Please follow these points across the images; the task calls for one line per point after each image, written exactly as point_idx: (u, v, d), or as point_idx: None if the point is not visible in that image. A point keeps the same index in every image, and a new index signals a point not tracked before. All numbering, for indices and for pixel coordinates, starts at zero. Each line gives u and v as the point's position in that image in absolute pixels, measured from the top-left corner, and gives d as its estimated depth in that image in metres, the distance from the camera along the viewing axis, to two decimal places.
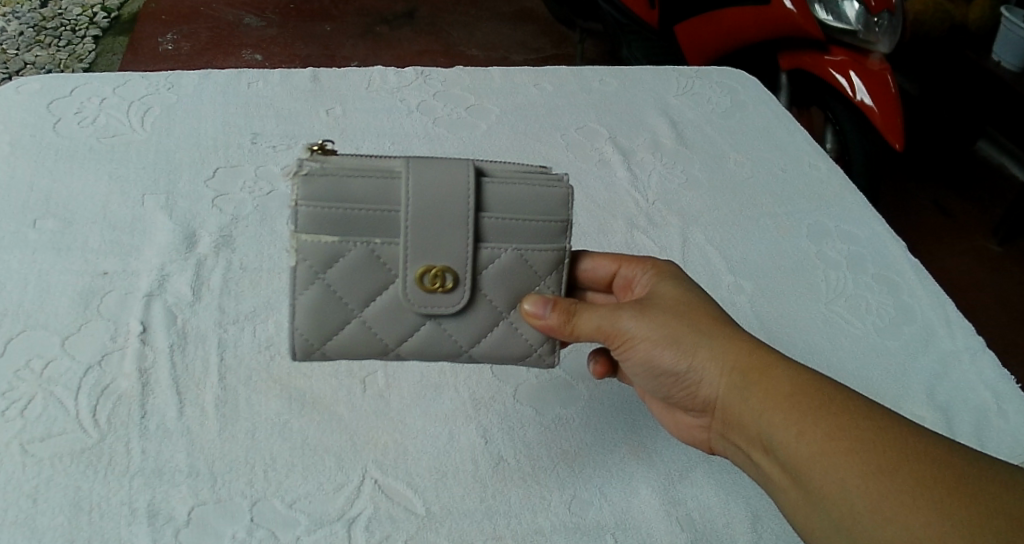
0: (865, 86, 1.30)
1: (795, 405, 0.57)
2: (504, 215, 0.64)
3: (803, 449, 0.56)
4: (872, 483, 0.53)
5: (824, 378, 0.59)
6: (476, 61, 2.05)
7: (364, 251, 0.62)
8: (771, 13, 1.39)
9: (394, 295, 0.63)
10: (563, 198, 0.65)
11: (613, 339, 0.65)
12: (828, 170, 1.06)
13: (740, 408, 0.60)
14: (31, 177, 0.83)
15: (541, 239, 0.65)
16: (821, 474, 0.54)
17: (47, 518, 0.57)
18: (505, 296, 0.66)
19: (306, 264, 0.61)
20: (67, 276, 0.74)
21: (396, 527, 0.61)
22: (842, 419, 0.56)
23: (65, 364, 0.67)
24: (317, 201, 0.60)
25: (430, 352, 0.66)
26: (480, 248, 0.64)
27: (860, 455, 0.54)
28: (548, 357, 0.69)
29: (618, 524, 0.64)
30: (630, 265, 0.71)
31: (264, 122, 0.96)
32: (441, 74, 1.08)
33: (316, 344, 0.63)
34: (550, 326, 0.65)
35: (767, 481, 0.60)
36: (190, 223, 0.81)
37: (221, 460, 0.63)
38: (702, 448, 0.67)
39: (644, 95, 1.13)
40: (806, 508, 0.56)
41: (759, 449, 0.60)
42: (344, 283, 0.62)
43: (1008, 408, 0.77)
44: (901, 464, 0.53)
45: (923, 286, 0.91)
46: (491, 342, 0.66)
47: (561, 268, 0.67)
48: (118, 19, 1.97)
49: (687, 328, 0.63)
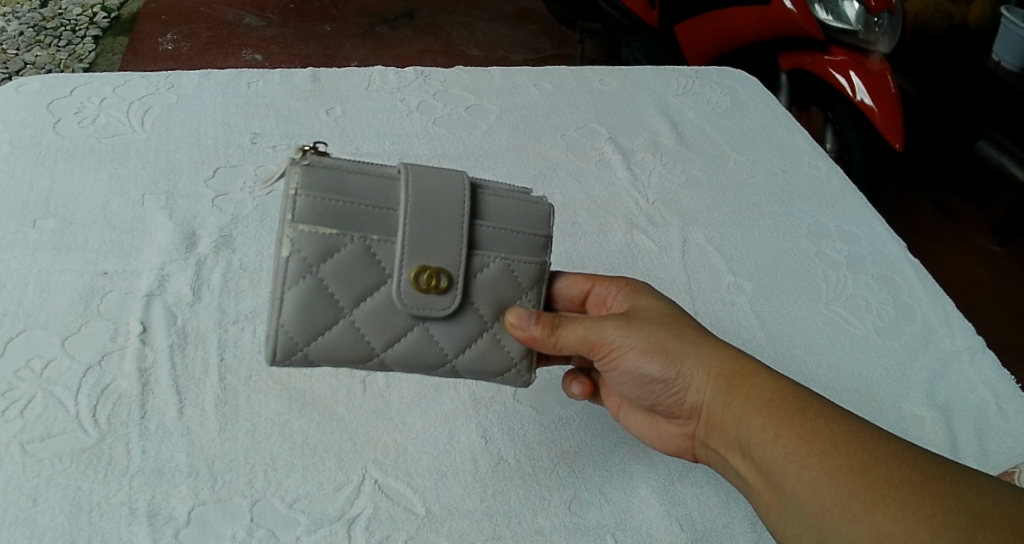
0: (865, 86, 1.30)
1: (774, 411, 0.58)
2: (495, 225, 0.65)
3: (779, 451, 0.57)
4: (843, 483, 0.54)
5: (801, 387, 0.60)
6: (475, 62, 2.05)
7: (360, 247, 0.61)
8: (771, 14, 1.39)
9: (384, 297, 0.62)
10: (546, 215, 0.67)
11: (598, 349, 0.66)
12: (827, 170, 1.06)
13: (723, 414, 0.61)
14: (32, 177, 0.82)
15: (526, 250, 0.66)
16: (794, 475, 0.56)
17: (47, 518, 0.57)
18: (490, 305, 0.66)
19: (300, 255, 0.59)
20: (67, 276, 0.74)
21: (396, 527, 0.61)
22: (817, 423, 0.57)
23: (65, 364, 0.67)
24: (318, 192, 0.59)
25: (415, 360, 0.64)
26: (473, 254, 0.64)
27: (833, 457, 0.55)
28: (524, 375, 0.69)
29: (618, 524, 0.64)
30: (604, 283, 0.71)
31: (265, 122, 0.96)
32: (441, 74, 1.08)
33: (300, 345, 0.61)
34: (534, 338, 0.65)
35: (743, 485, 0.61)
36: (190, 223, 0.81)
37: (221, 460, 0.63)
38: (686, 457, 0.68)
39: (644, 95, 1.13)
40: (779, 509, 0.57)
41: (738, 453, 0.60)
42: (337, 278, 0.60)
43: (1008, 408, 0.78)
44: (871, 465, 0.54)
45: (923, 286, 0.91)
46: (475, 353, 0.66)
47: (542, 283, 0.68)
48: (118, 19, 1.97)
49: (670, 337, 0.64)
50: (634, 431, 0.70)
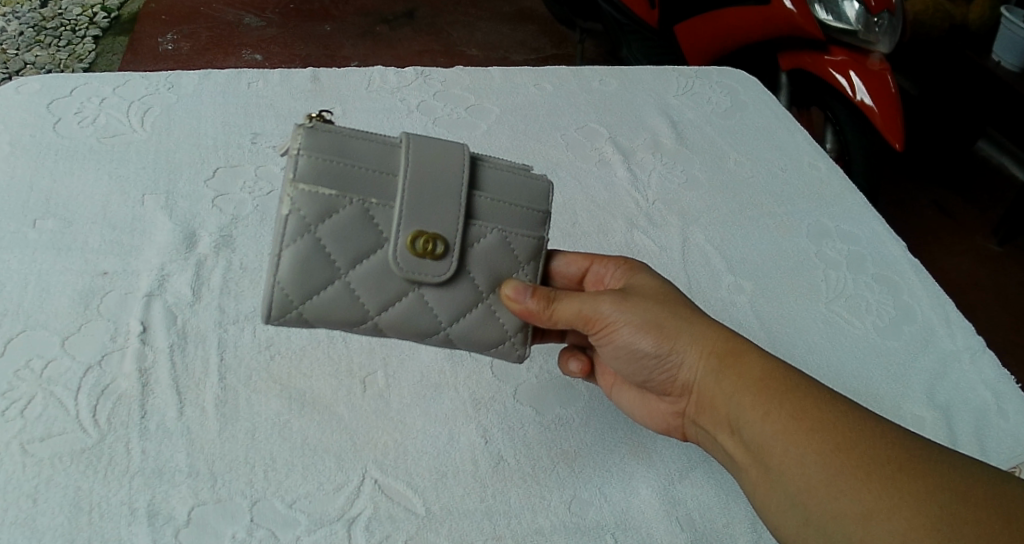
0: (865, 86, 1.30)
1: (765, 389, 0.59)
2: (494, 197, 0.65)
3: (768, 429, 0.58)
4: (830, 460, 0.55)
5: (793, 368, 0.61)
6: (475, 61, 2.05)
7: (358, 210, 0.61)
8: (771, 13, 1.39)
9: (381, 261, 0.62)
10: (545, 191, 0.67)
11: (593, 324, 0.66)
12: (827, 170, 1.06)
13: (716, 391, 0.62)
14: (32, 178, 0.82)
15: (524, 224, 0.66)
16: (783, 453, 0.57)
17: (46, 518, 0.57)
18: (486, 276, 0.66)
19: (300, 213, 0.60)
20: (67, 276, 0.74)
21: (396, 527, 0.61)
22: (806, 402, 0.58)
23: (65, 364, 0.67)
24: (321, 153, 0.60)
25: (409, 326, 0.65)
26: (470, 224, 0.64)
27: (821, 435, 0.56)
28: (519, 349, 0.69)
29: (618, 524, 0.64)
30: (602, 262, 0.72)
31: (265, 122, 0.96)
32: (441, 74, 1.08)
33: (296, 303, 0.61)
34: (530, 311, 0.65)
35: (731, 463, 0.62)
36: (190, 223, 0.81)
37: (221, 460, 0.63)
38: (675, 435, 0.69)
39: (644, 96, 1.13)
40: (766, 487, 0.58)
41: (728, 431, 0.61)
42: (335, 238, 0.61)
43: (1008, 408, 0.78)
44: (858, 442, 0.55)
45: (923, 285, 0.91)
46: (469, 323, 0.66)
47: (540, 258, 0.68)
48: (118, 19, 1.97)
49: (666, 314, 0.65)
50: (626, 409, 0.71)
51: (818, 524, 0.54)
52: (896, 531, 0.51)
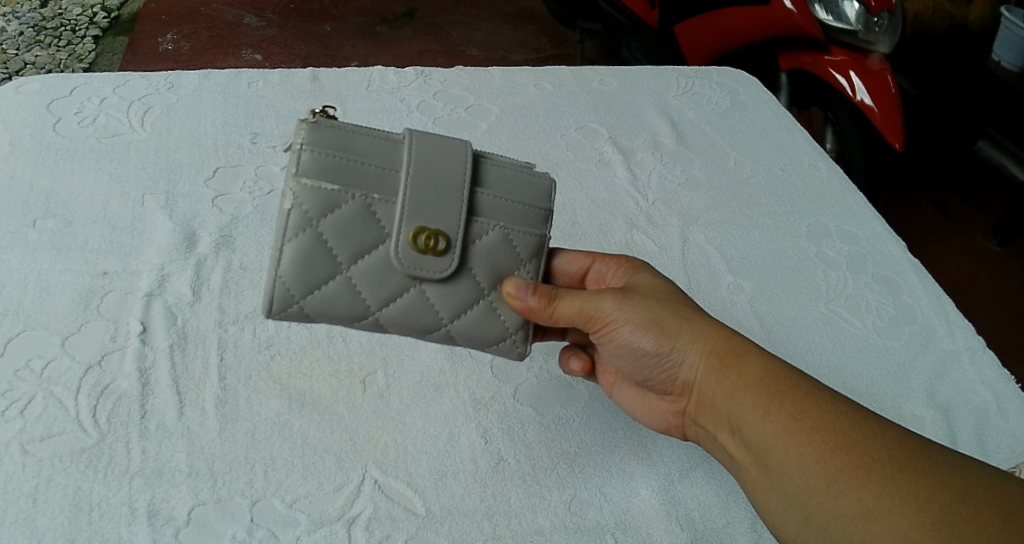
0: (865, 86, 1.30)
1: (765, 388, 0.59)
2: (496, 194, 0.65)
3: (768, 428, 0.58)
4: (830, 459, 0.55)
5: (793, 367, 0.61)
6: (475, 61, 2.05)
7: (360, 205, 0.61)
8: (771, 13, 1.39)
9: (382, 257, 0.62)
10: (547, 189, 0.67)
11: (594, 322, 0.66)
12: (827, 170, 1.06)
13: (716, 389, 0.62)
14: (32, 177, 0.82)
15: (525, 221, 0.66)
16: (783, 453, 0.57)
17: (46, 518, 0.57)
18: (487, 273, 0.66)
19: (302, 208, 0.60)
20: (67, 276, 0.74)
21: (396, 527, 0.61)
22: (807, 401, 0.58)
23: (65, 364, 0.67)
24: (323, 148, 0.60)
25: (410, 322, 0.64)
26: (472, 221, 0.64)
27: (821, 434, 0.56)
28: (520, 346, 0.68)
29: (618, 524, 0.64)
30: (604, 261, 0.72)
31: (265, 122, 0.96)
32: (441, 74, 1.08)
33: (297, 298, 0.61)
34: (530, 308, 0.65)
35: (731, 462, 0.62)
36: (190, 223, 0.81)
37: (221, 460, 0.63)
38: (675, 434, 0.69)
39: (644, 96, 1.13)
40: (766, 487, 0.58)
41: (728, 430, 0.61)
42: (336, 234, 0.61)
43: (1008, 408, 0.78)
44: (859, 442, 0.55)
45: (923, 285, 0.91)
46: (470, 320, 0.66)
47: (541, 256, 0.68)
48: (118, 19, 1.97)
49: (667, 313, 0.65)
50: (626, 408, 0.71)
51: (818, 523, 0.54)
52: (896, 531, 0.51)
